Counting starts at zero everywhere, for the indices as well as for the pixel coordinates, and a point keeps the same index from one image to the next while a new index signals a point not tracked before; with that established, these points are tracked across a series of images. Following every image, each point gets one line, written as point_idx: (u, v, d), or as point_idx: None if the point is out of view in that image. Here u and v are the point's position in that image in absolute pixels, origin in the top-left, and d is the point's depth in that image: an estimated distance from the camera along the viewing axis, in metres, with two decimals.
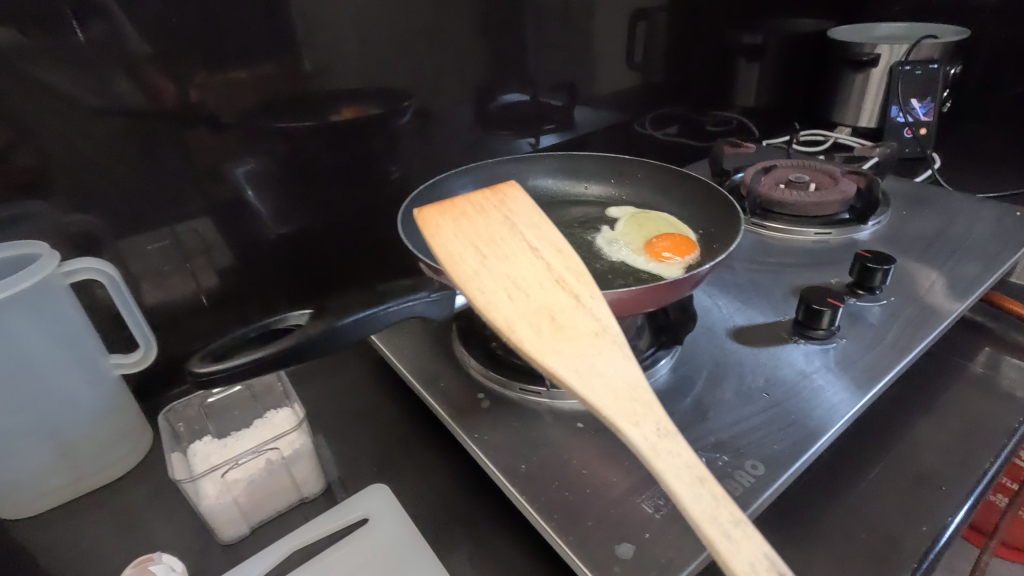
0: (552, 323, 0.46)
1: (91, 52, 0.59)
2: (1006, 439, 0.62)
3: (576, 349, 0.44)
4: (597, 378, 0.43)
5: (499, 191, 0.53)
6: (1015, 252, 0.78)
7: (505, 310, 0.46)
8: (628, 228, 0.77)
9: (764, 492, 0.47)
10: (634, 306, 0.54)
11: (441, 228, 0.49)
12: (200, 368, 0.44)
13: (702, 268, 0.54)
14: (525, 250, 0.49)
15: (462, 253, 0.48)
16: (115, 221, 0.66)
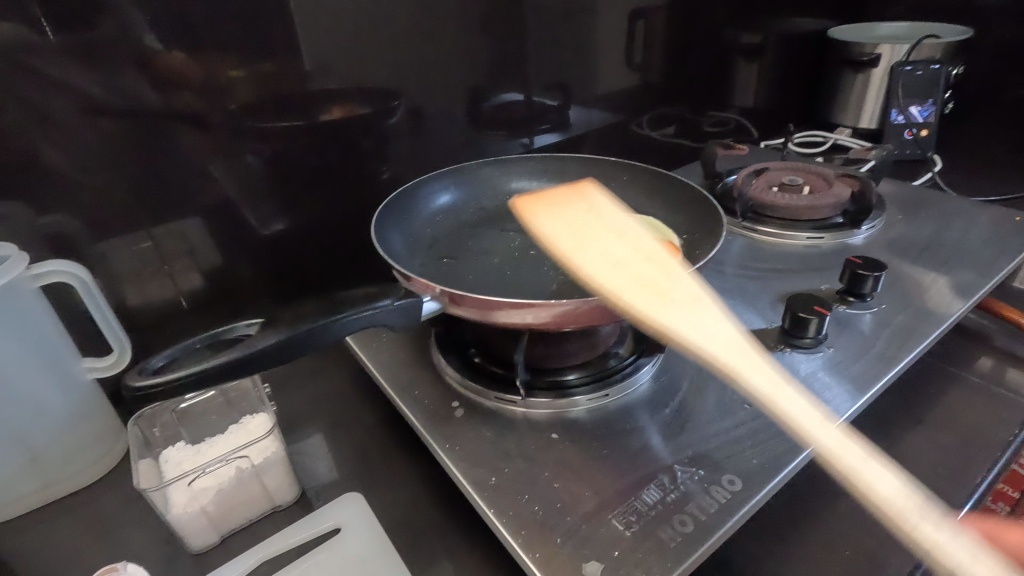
0: (657, 294, 0.58)
1: (65, 50, 0.58)
2: (1000, 452, 0.60)
3: (675, 308, 0.59)
4: (693, 326, 0.60)
5: (577, 187, 0.77)
6: (1012, 258, 0.76)
7: (609, 278, 0.57)
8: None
9: (740, 508, 0.45)
10: (614, 313, 0.52)
11: (536, 216, 0.73)
12: (136, 383, 0.42)
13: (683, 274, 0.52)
14: (618, 231, 0.66)
15: (551, 231, 0.70)
16: (90, 223, 0.65)
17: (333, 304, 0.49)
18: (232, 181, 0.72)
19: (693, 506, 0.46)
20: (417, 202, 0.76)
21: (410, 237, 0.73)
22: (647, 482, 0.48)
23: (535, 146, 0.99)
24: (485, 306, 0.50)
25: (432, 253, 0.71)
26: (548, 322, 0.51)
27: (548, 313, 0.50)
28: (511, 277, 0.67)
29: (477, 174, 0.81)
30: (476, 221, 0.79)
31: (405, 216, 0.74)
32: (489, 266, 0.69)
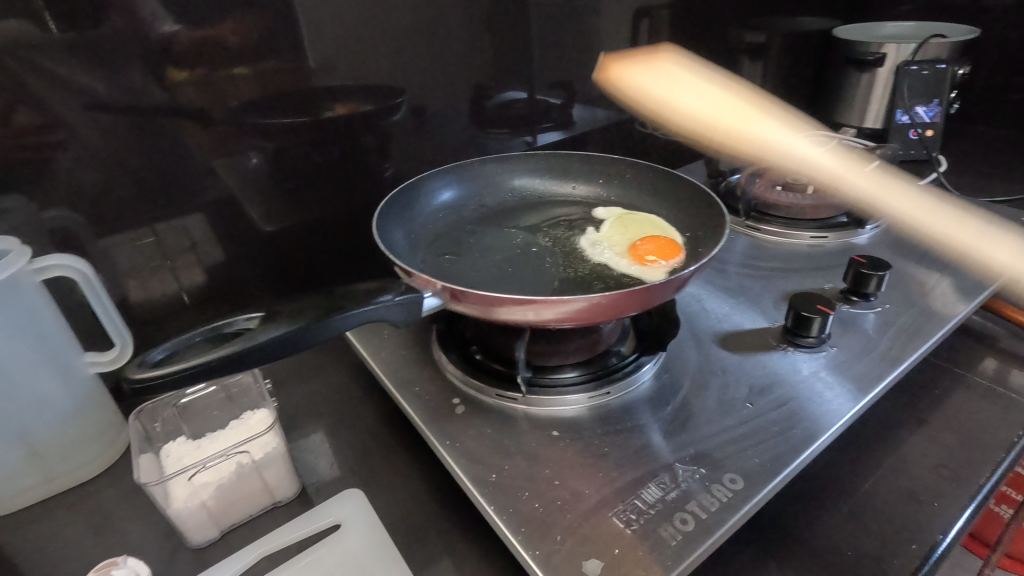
0: (776, 167, 0.93)
1: (69, 45, 0.58)
2: (1004, 454, 0.59)
3: (845, 167, 0.91)
4: (796, 160, 0.93)
5: (656, 49, 1.05)
6: (1018, 259, 0.76)
7: (801, 167, 0.91)
8: (613, 231, 0.75)
9: (741, 507, 0.45)
10: (616, 311, 0.51)
11: (625, 69, 1.03)
12: (134, 375, 0.42)
13: (685, 271, 0.52)
14: (683, 96, 1.09)
15: (642, 86, 1.06)
16: (93, 218, 0.65)
17: (334, 300, 0.49)
18: (234, 177, 0.72)
19: (694, 505, 0.46)
20: (420, 200, 0.76)
21: (411, 234, 0.73)
22: (648, 481, 0.48)
23: (538, 144, 0.99)
24: (485, 302, 0.50)
25: (434, 250, 0.71)
26: (547, 320, 0.51)
27: (548, 312, 0.50)
28: (513, 273, 0.67)
29: (480, 171, 0.81)
30: (479, 218, 0.79)
31: (408, 214, 0.74)
32: (491, 262, 0.69)
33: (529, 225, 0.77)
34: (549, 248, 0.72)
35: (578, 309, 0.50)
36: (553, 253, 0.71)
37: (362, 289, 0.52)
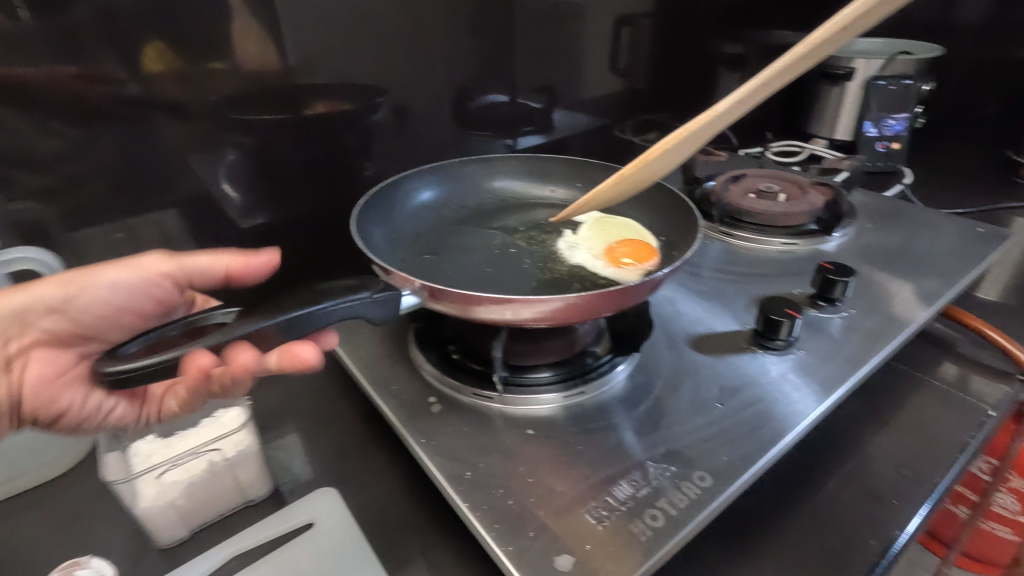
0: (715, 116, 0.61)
1: (41, 35, 0.57)
2: (960, 454, 0.62)
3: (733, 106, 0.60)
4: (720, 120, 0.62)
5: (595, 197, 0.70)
6: (975, 268, 0.79)
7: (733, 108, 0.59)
8: (590, 233, 0.77)
9: (710, 503, 0.46)
10: (591, 310, 0.52)
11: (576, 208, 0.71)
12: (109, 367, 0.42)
13: (659, 273, 0.53)
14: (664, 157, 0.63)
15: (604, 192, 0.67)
16: (63, 210, 0.63)
17: (310, 294, 0.49)
18: (213, 173, 0.71)
19: (664, 502, 0.47)
20: (402, 199, 0.76)
21: (391, 233, 0.73)
22: (620, 478, 0.49)
23: (520, 146, 1.00)
24: (463, 301, 0.50)
25: (414, 249, 0.72)
26: (526, 320, 0.52)
27: (526, 312, 0.50)
28: (493, 273, 0.68)
29: (460, 172, 0.82)
30: (461, 220, 0.79)
31: (390, 215, 0.74)
32: (470, 262, 0.70)
33: (508, 228, 0.78)
34: (527, 249, 0.73)
35: (552, 309, 0.50)
36: (533, 253, 0.72)
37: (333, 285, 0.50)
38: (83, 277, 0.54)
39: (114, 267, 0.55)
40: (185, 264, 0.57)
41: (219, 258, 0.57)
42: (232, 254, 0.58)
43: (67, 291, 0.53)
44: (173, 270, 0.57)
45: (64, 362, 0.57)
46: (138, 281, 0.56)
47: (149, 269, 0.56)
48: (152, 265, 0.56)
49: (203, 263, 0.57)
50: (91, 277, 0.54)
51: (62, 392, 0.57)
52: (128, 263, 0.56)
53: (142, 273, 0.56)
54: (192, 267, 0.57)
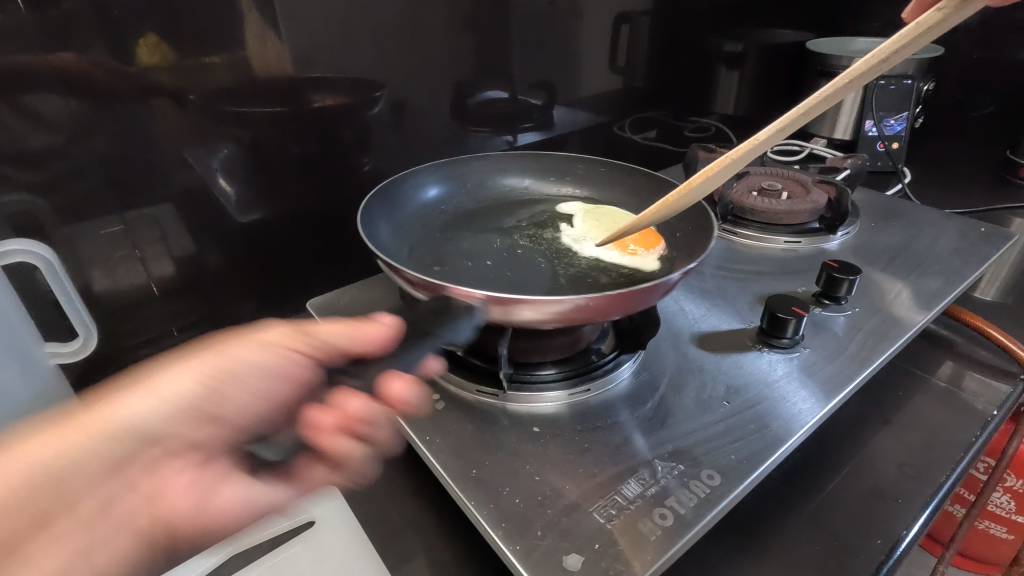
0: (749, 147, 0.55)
1: (34, 25, 0.56)
2: (963, 453, 0.62)
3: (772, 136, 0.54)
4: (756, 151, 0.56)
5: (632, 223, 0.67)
6: (977, 267, 0.79)
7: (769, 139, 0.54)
8: (586, 225, 0.77)
9: (718, 503, 0.46)
10: (603, 312, 0.51)
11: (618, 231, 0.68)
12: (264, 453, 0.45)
13: (674, 275, 0.51)
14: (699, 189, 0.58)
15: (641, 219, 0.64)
16: (57, 204, 0.62)
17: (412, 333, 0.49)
18: (211, 167, 0.70)
19: (672, 501, 0.46)
20: (403, 198, 0.76)
21: (396, 230, 0.73)
22: (627, 477, 0.48)
23: (520, 143, 0.99)
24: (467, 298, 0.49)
25: (419, 248, 0.72)
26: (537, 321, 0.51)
27: (531, 312, 0.50)
28: (494, 274, 0.67)
29: (460, 169, 0.82)
30: (462, 218, 0.79)
31: (391, 212, 0.74)
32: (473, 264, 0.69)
33: (511, 227, 0.77)
34: (533, 247, 0.73)
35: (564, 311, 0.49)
36: (537, 255, 0.71)
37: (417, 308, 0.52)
38: (222, 359, 0.48)
39: (246, 344, 0.49)
40: (320, 335, 0.48)
41: (344, 327, 0.48)
42: (351, 333, 0.47)
43: (205, 387, 0.47)
44: (307, 341, 0.49)
45: (207, 459, 0.47)
46: (277, 360, 0.49)
47: (279, 340, 0.49)
48: (283, 338, 0.49)
49: (337, 338, 0.48)
50: (227, 359, 0.48)
51: (215, 492, 0.45)
52: (260, 337, 0.49)
53: (275, 345, 0.49)
54: (328, 337, 0.48)
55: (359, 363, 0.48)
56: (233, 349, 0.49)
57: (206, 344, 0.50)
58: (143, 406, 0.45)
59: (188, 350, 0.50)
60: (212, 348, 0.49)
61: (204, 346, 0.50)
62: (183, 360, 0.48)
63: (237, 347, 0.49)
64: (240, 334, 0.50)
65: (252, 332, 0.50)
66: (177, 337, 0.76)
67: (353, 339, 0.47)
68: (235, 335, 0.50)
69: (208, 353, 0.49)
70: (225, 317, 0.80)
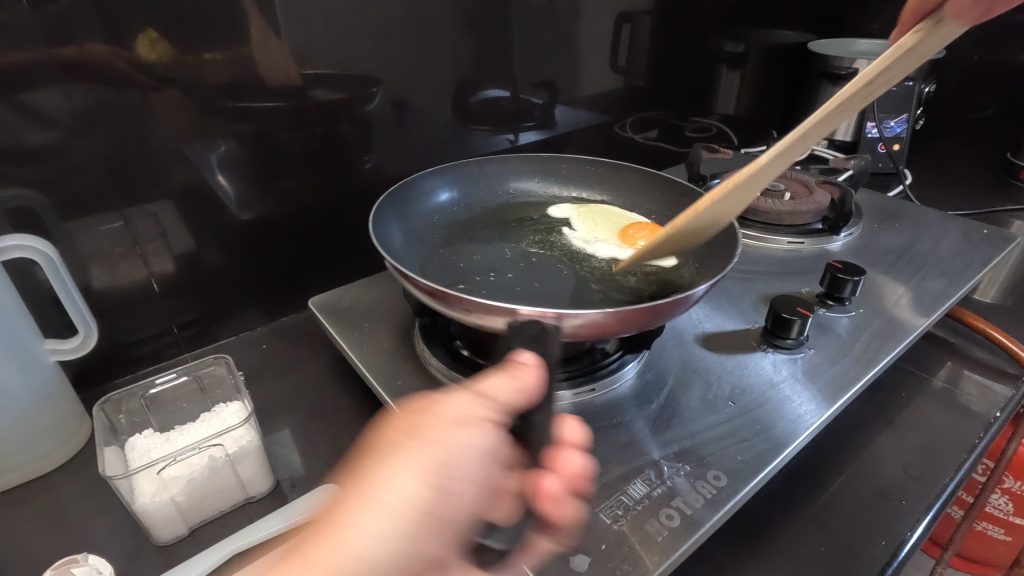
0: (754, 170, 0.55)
1: (33, 20, 0.55)
2: (966, 454, 0.62)
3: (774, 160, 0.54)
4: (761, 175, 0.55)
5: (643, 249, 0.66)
6: (980, 269, 0.79)
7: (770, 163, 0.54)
8: (586, 227, 0.83)
9: (725, 503, 0.46)
10: (620, 327, 0.50)
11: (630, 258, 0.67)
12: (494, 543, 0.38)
13: (697, 291, 0.51)
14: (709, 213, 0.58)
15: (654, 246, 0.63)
16: (56, 201, 0.61)
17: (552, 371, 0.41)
18: (212, 164, 0.70)
19: (679, 502, 0.46)
20: (406, 198, 0.76)
21: (407, 233, 0.75)
22: (633, 477, 0.48)
23: (521, 142, 0.99)
24: (495, 314, 0.49)
25: (432, 250, 0.73)
26: (582, 331, 0.49)
27: (575, 318, 0.48)
28: (529, 290, 0.66)
29: (458, 175, 0.82)
30: (462, 223, 0.80)
31: (393, 212, 0.74)
32: (498, 278, 0.68)
33: (523, 230, 0.80)
34: (549, 252, 0.75)
35: (581, 326, 0.48)
36: (555, 267, 0.73)
37: (510, 330, 0.46)
38: (434, 455, 0.37)
39: (436, 433, 0.38)
40: (488, 392, 0.39)
41: (510, 385, 0.39)
42: (516, 388, 0.39)
43: (437, 491, 0.37)
44: (494, 410, 0.39)
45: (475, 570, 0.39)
46: (485, 443, 0.38)
47: (463, 415, 0.39)
48: (467, 412, 0.39)
49: (507, 395, 0.39)
50: (447, 453, 0.37)
51: None
52: (446, 416, 0.39)
53: (460, 424, 0.39)
54: (499, 393, 0.39)
55: (534, 416, 0.40)
56: (412, 444, 0.38)
57: (380, 445, 0.39)
58: (373, 530, 0.35)
59: (360, 458, 0.39)
60: (391, 449, 0.38)
61: (380, 448, 0.38)
62: (365, 468, 0.37)
63: (426, 439, 0.38)
64: (423, 420, 0.39)
65: (433, 412, 0.40)
66: (177, 335, 0.76)
67: (522, 392, 0.39)
68: (408, 423, 0.40)
69: (390, 454, 0.38)
70: (225, 314, 0.79)
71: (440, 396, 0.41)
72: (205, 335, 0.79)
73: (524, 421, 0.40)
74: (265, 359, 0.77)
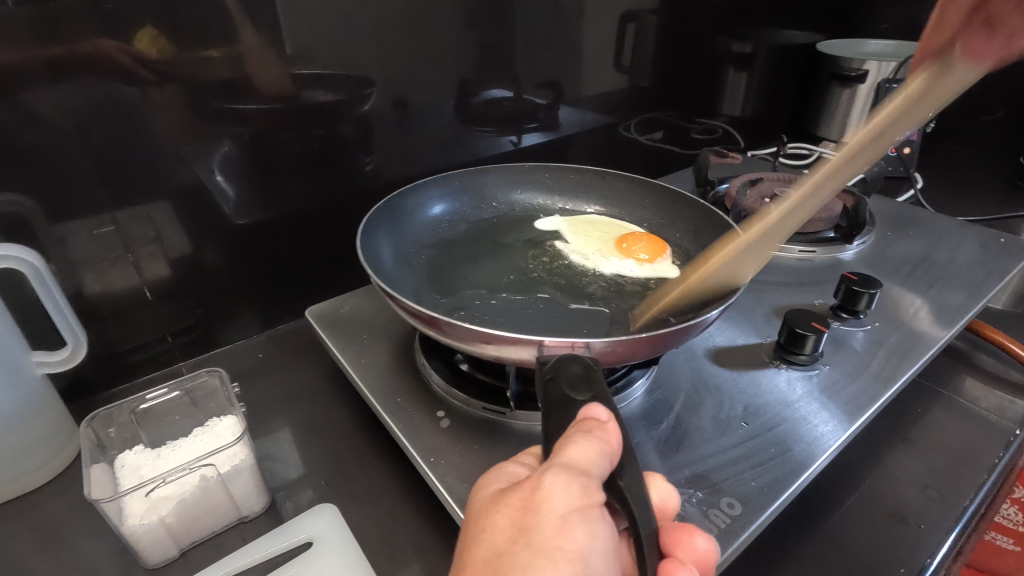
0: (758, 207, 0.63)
1: (21, 19, 0.53)
2: (987, 474, 0.59)
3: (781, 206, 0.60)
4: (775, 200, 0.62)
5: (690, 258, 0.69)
6: (999, 281, 0.77)
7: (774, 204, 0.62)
8: (580, 240, 0.81)
9: (741, 534, 0.44)
10: (630, 353, 0.48)
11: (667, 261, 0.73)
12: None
13: (712, 315, 0.49)
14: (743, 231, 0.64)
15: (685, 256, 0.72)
16: (47, 204, 0.59)
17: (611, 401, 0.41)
18: (212, 166, 0.68)
19: None
20: (399, 207, 0.75)
21: (399, 248, 0.74)
22: None
23: (523, 144, 0.97)
24: (516, 346, 0.46)
25: (423, 267, 0.72)
26: (610, 355, 0.47)
27: (602, 339, 0.46)
28: (532, 313, 0.64)
29: (449, 187, 0.80)
30: (453, 238, 0.78)
31: (384, 222, 0.73)
32: (501, 301, 0.66)
33: (518, 243, 0.79)
34: (546, 266, 0.74)
35: (595, 350, 0.46)
36: (554, 281, 0.71)
37: (535, 366, 0.45)
38: (566, 569, 0.34)
39: (552, 538, 0.35)
40: (584, 464, 0.36)
41: (599, 451, 0.37)
42: (606, 452, 0.37)
43: None
44: (597, 488, 0.37)
45: None
46: (602, 532, 0.36)
47: (573, 504, 0.36)
48: (574, 500, 0.36)
49: (601, 461, 0.37)
50: (574, 561, 0.35)
51: None
52: (555, 511, 0.36)
53: (572, 516, 0.36)
54: (594, 463, 0.37)
55: (624, 481, 0.37)
56: (531, 558, 0.35)
57: (494, 567, 0.35)
58: None
59: None
60: (509, 571, 0.35)
61: (495, 572, 0.35)
62: None
63: (544, 548, 0.35)
64: (531, 522, 0.36)
65: (535, 509, 0.36)
66: (171, 342, 0.74)
67: (612, 455, 0.37)
68: (511, 527, 0.37)
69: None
70: (220, 322, 0.77)
71: (533, 484, 0.37)
72: (199, 343, 0.77)
73: (613, 487, 0.38)
74: (261, 368, 0.75)
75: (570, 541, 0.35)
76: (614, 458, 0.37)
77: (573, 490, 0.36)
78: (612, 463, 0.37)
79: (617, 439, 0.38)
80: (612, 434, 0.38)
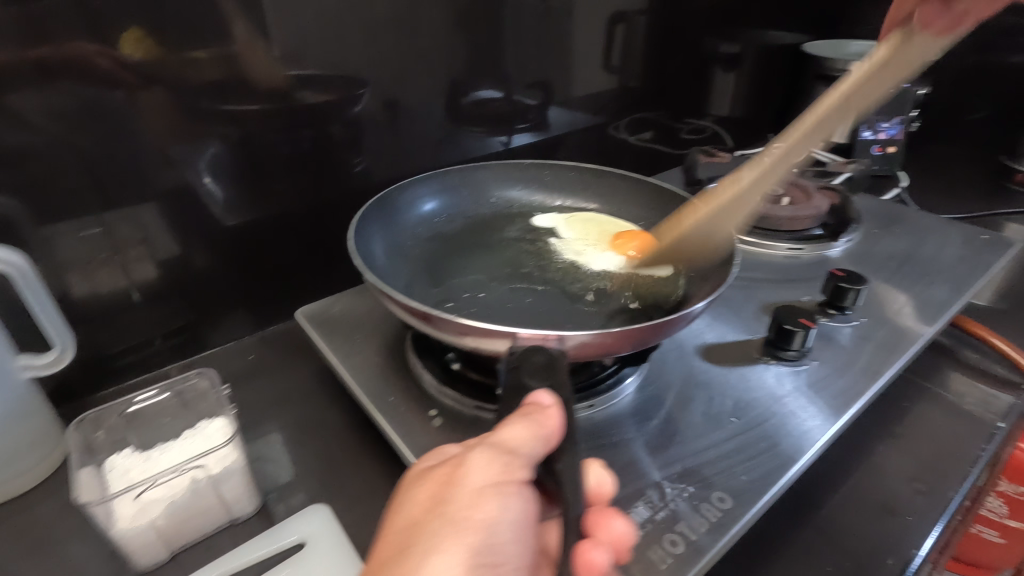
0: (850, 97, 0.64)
1: (7, 20, 0.52)
2: (972, 467, 0.60)
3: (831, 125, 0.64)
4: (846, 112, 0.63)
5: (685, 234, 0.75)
6: (982, 277, 0.78)
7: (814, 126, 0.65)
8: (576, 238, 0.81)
9: (730, 528, 0.44)
10: (616, 347, 0.48)
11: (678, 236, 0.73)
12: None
13: (695, 308, 0.49)
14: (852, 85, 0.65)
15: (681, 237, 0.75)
16: (34, 206, 0.59)
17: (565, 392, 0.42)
18: (201, 167, 0.67)
19: (682, 528, 0.45)
20: (391, 206, 0.75)
21: (392, 246, 0.73)
22: (636, 499, 0.47)
23: (514, 144, 0.97)
24: (496, 339, 0.47)
25: (415, 264, 0.72)
26: (590, 348, 0.47)
27: (577, 334, 0.46)
28: (524, 308, 0.64)
29: (441, 185, 0.81)
30: (445, 235, 0.78)
31: (375, 222, 0.72)
32: (490, 295, 0.66)
33: (513, 240, 0.79)
34: (541, 262, 0.74)
35: (575, 347, 0.47)
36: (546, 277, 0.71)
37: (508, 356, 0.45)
38: (469, 537, 0.36)
39: (462, 507, 0.37)
40: (511, 443, 0.38)
41: (530, 432, 0.38)
42: (535, 433, 0.38)
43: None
44: (520, 465, 0.38)
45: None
46: (515, 506, 0.38)
47: (491, 478, 0.38)
48: (493, 475, 0.38)
49: (529, 443, 0.38)
50: (479, 529, 0.37)
51: None
52: (472, 484, 0.38)
53: (488, 489, 0.38)
54: (522, 443, 0.38)
55: (559, 465, 0.39)
56: (440, 525, 0.37)
57: (406, 534, 0.37)
58: None
59: (384, 553, 0.37)
60: (418, 538, 0.37)
61: (406, 539, 0.37)
62: (397, 562, 0.35)
63: (453, 516, 0.37)
64: (447, 494, 0.38)
65: (455, 481, 0.38)
66: (161, 345, 0.74)
67: (544, 438, 0.39)
68: (429, 499, 0.38)
69: (419, 546, 0.36)
70: (209, 324, 0.77)
71: (457, 461, 0.39)
72: (188, 345, 0.76)
73: (551, 474, 0.40)
74: (251, 370, 0.74)
75: (480, 512, 0.37)
76: (547, 442, 0.39)
77: (492, 463, 0.38)
78: (545, 446, 0.39)
79: (555, 424, 0.39)
80: (550, 420, 0.39)
